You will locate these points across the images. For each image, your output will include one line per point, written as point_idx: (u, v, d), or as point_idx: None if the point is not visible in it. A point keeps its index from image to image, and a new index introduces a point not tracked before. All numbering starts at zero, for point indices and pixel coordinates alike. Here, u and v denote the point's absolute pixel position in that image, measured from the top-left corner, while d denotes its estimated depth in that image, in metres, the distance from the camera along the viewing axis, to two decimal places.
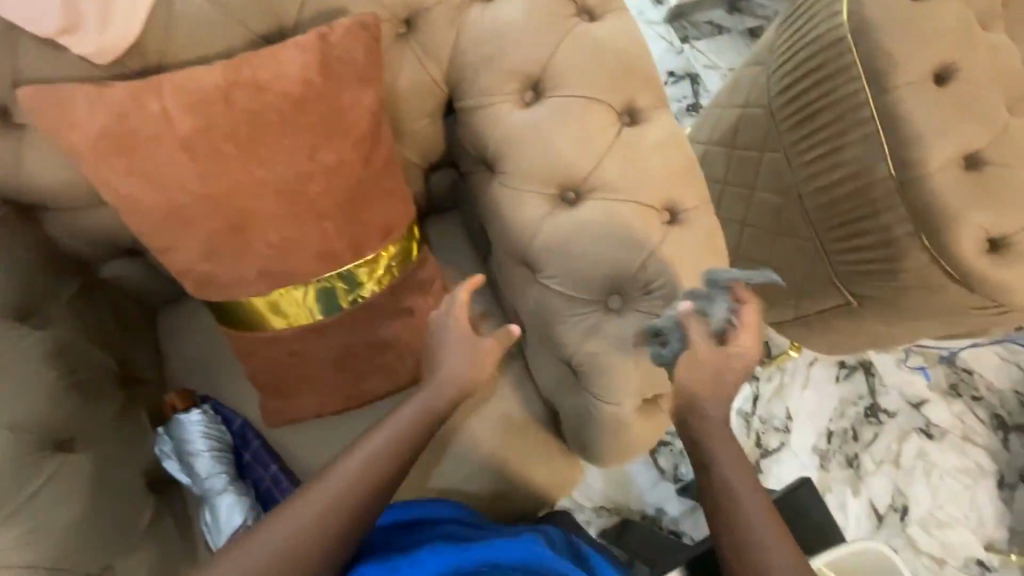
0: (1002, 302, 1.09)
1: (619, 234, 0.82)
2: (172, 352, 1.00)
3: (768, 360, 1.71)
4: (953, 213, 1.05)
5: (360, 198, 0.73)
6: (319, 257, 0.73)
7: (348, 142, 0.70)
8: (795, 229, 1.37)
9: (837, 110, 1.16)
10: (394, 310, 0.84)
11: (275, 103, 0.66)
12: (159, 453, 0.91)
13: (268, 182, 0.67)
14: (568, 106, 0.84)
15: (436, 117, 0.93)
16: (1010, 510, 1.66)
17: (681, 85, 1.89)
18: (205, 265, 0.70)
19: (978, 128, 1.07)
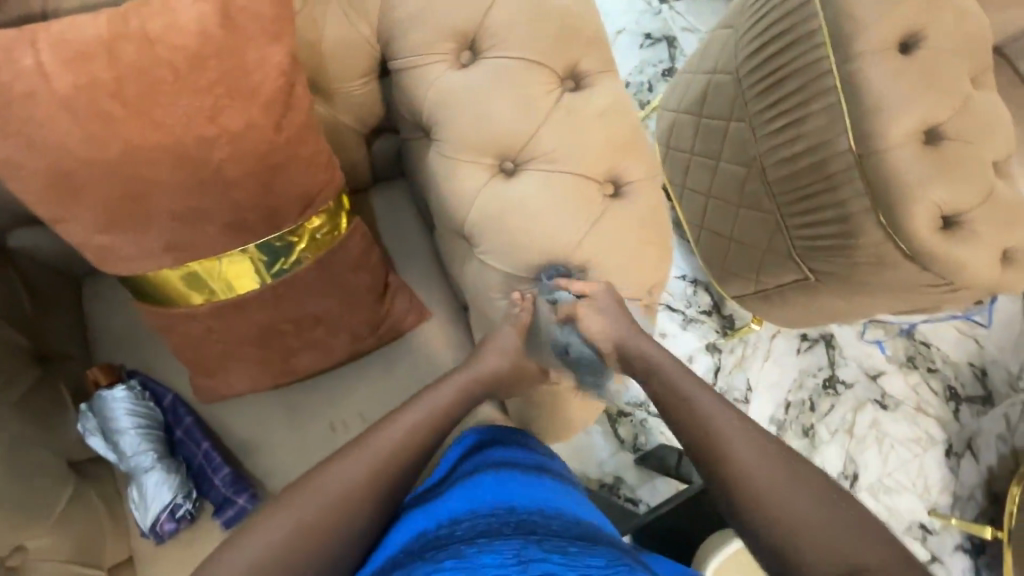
0: (954, 281, 1.08)
1: (556, 208, 0.79)
2: (98, 325, 0.96)
3: (731, 332, 1.71)
4: (910, 190, 1.02)
5: (273, 165, 0.68)
6: (230, 229, 0.69)
7: (255, 105, 0.64)
8: (756, 202, 1.34)
9: (801, 79, 1.12)
10: (323, 285, 0.80)
11: (166, 59, 0.60)
12: (82, 430, 0.86)
13: (164, 147, 0.62)
14: (508, 67, 0.78)
15: (371, 77, 0.87)
16: (955, 478, 1.71)
17: (658, 48, 1.81)
18: (103, 236, 0.66)
19: (940, 100, 1.03)
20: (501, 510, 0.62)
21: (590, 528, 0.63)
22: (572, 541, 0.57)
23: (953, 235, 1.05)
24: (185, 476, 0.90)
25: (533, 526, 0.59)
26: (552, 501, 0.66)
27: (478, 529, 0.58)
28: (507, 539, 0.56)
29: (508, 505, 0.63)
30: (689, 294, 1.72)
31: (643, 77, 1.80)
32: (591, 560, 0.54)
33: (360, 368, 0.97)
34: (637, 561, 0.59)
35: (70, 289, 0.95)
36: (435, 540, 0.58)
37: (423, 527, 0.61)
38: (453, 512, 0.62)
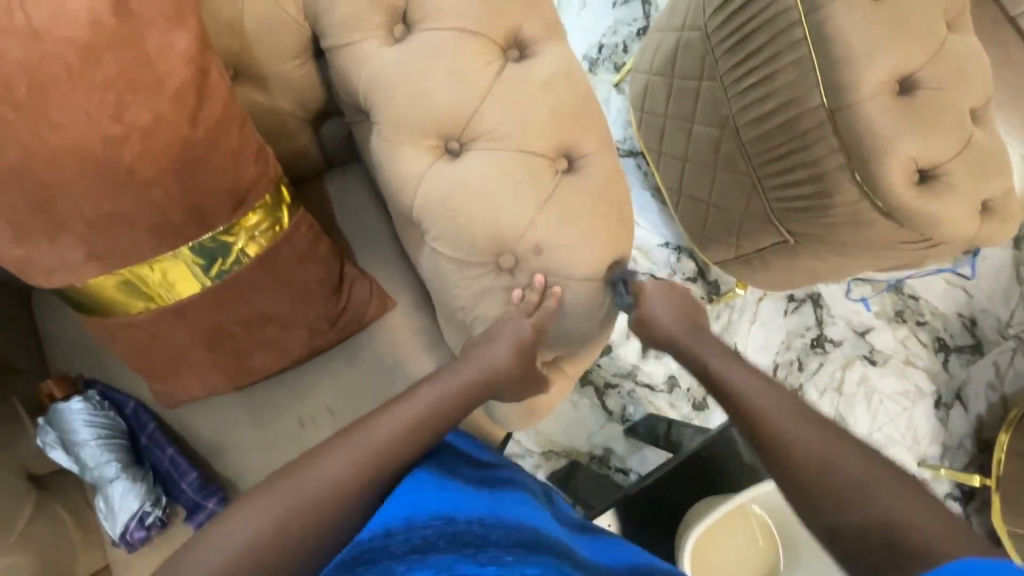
0: (932, 237, 1.05)
1: (505, 187, 0.75)
2: (51, 335, 0.93)
3: (716, 298, 1.67)
4: (883, 143, 0.98)
5: (193, 162, 0.64)
6: (155, 233, 0.66)
7: (162, 99, 0.60)
8: (732, 164, 1.29)
9: (769, 32, 1.06)
10: (268, 282, 0.77)
11: (57, 54, 0.56)
12: (42, 444, 0.84)
13: (68, 151, 0.58)
14: (442, 39, 0.74)
15: (305, 58, 0.82)
16: (945, 429, 1.72)
17: (631, 6, 1.72)
18: (20, 249, 0.62)
19: (914, 47, 0.98)
20: (438, 520, 0.61)
21: (532, 532, 0.64)
22: (508, 550, 0.58)
23: (929, 189, 1.01)
24: (153, 483, 0.89)
25: (469, 540, 0.59)
26: (494, 506, 0.65)
27: (412, 543, 0.58)
28: (438, 557, 0.56)
29: (446, 514, 0.62)
30: (673, 262, 1.68)
31: (617, 39, 1.72)
32: (523, 571, 0.55)
33: (324, 362, 0.94)
34: (575, 567, 0.60)
35: (18, 300, 0.92)
36: (367, 552, 0.57)
37: (359, 536, 0.60)
38: (388, 522, 0.61)
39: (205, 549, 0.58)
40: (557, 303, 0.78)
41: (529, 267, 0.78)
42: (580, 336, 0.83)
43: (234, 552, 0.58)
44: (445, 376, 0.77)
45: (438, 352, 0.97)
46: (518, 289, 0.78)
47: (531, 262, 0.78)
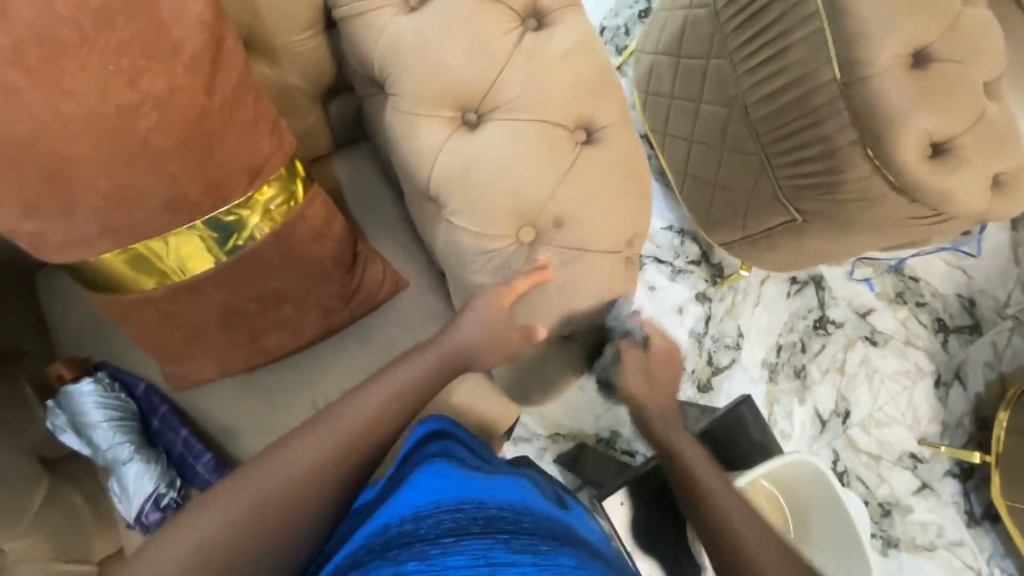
0: (943, 212, 1.05)
1: (525, 159, 0.74)
2: (55, 320, 0.90)
3: (720, 281, 1.67)
4: (896, 116, 0.97)
5: (209, 133, 0.63)
6: (171, 206, 0.64)
7: (178, 66, 0.59)
8: (740, 143, 1.29)
9: (782, 6, 1.05)
10: (282, 259, 0.75)
11: (70, 17, 0.54)
12: (52, 427, 0.83)
13: (82, 119, 0.56)
14: (458, 10, 0.72)
15: (316, 31, 0.80)
16: (944, 408, 1.74)
17: None
18: (31, 224, 0.61)
19: (928, 19, 0.97)
20: (468, 505, 0.60)
21: (560, 527, 0.63)
22: (542, 540, 0.57)
23: (942, 163, 1.01)
24: (167, 465, 0.88)
25: (502, 525, 0.58)
26: (520, 498, 0.65)
27: (443, 527, 0.57)
28: (473, 539, 0.55)
29: (477, 501, 0.61)
30: (676, 245, 1.67)
31: (619, 21, 1.69)
32: (559, 562, 0.53)
33: (336, 344, 0.93)
34: (603, 563, 0.60)
35: (20, 283, 0.89)
36: (400, 539, 0.56)
37: (388, 523, 0.59)
38: (419, 509, 0.60)
39: (205, 518, 0.59)
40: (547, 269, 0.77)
41: (548, 242, 0.77)
42: (599, 309, 0.81)
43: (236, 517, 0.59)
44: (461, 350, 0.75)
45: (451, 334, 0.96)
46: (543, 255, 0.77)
47: (550, 236, 0.77)
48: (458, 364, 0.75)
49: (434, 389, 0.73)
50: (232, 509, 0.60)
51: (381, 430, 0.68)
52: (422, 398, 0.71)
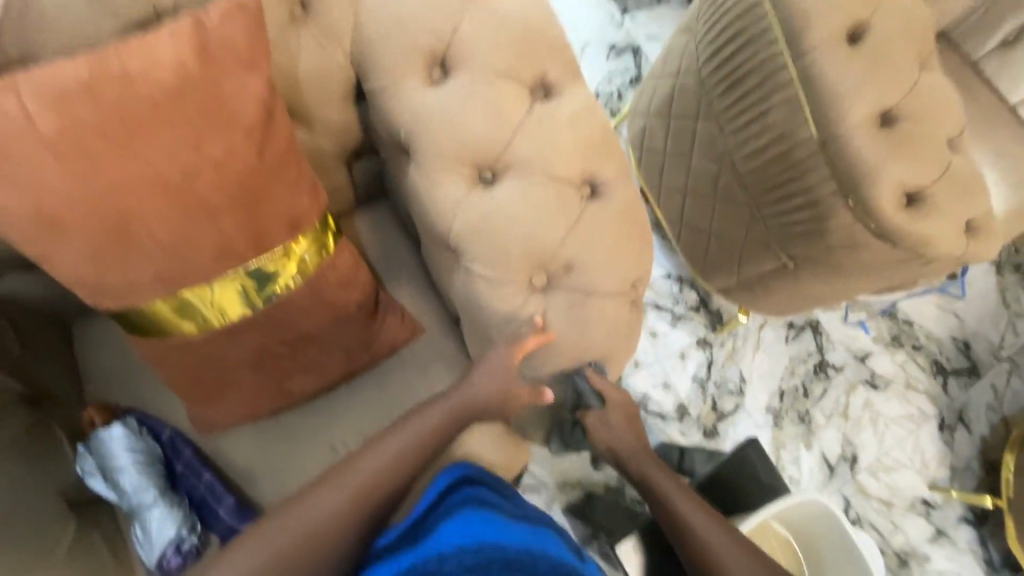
0: (924, 255, 1.13)
1: (538, 212, 0.82)
2: (92, 366, 0.93)
3: (720, 326, 1.73)
4: (871, 170, 1.06)
5: (256, 191, 0.70)
6: (219, 255, 0.70)
7: (235, 134, 0.67)
8: (731, 196, 1.38)
9: (760, 74, 1.16)
10: (312, 305, 0.81)
11: (147, 94, 0.62)
12: (81, 472, 0.86)
13: (151, 180, 0.64)
14: (476, 83, 0.82)
15: (347, 102, 0.89)
16: (951, 451, 1.75)
17: (623, 58, 1.84)
18: (93, 272, 0.67)
19: (893, 84, 1.07)
20: (486, 548, 0.62)
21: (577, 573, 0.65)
22: None
23: (918, 211, 1.09)
24: (188, 509, 0.90)
25: (520, 569, 0.60)
26: (540, 542, 0.67)
27: (465, 569, 0.59)
28: None
29: (495, 544, 0.63)
30: (675, 292, 1.74)
31: (612, 86, 1.82)
32: None
33: (356, 386, 0.97)
34: None
35: (60, 331, 0.93)
36: None
37: (413, 564, 0.61)
38: (442, 550, 0.62)
39: (252, 547, 0.69)
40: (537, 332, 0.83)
41: (559, 286, 0.84)
42: (611, 346, 0.86)
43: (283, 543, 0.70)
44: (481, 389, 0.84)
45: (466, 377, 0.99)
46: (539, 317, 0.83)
47: (561, 281, 0.83)
48: (467, 401, 0.83)
49: (456, 427, 0.82)
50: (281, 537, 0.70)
51: (400, 461, 0.78)
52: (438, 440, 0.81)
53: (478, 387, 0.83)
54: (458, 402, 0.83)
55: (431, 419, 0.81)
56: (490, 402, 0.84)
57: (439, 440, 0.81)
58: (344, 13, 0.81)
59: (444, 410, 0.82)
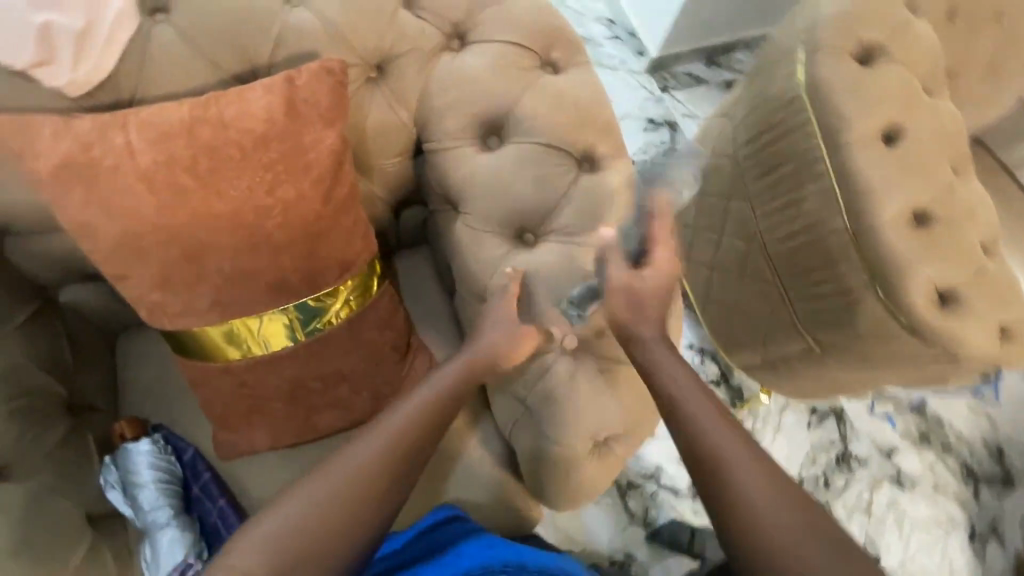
0: (956, 356, 1.12)
1: (574, 278, 0.85)
2: (132, 379, 0.97)
3: (739, 404, 1.70)
4: (904, 266, 1.07)
5: (317, 233, 0.75)
6: (273, 290, 0.75)
7: (307, 181, 0.72)
8: (760, 275, 1.40)
9: (796, 163, 1.20)
10: (350, 343, 0.84)
11: (236, 140, 0.69)
12: (104, 483, 0.88)
13: (226, 216, 0.69)
14: (527, 151, 0.87)
15: (405, 156, 0.96)
16: (982, 565, 1.64)
17: (660, 131, 1.91)
18: (158, 294, 0.71)
19: (928, 187, 1.10)
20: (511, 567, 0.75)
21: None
22: None
23: (951, 311, 1.09)
24: (198, 535, 0.90)
25: None
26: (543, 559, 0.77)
27: None
28: None
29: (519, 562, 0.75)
30: (697, 364, 1.73)
31: (647, 157, 1.88)
32: None
33: None
34: None
35: (108, 340, 0.97)
36: None
37: None
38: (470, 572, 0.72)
39: (293, 500, 0.64)
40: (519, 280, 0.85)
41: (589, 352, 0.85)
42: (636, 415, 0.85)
43: (331, 494, 0.65)
44: (491, 328, 0.83)
45: (484, 429, 0.99)
46: (556, 380, 0.84)
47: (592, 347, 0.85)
48: (473, 361, 0.82)
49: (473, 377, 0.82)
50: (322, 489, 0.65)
51: (428, 415, 0.75)
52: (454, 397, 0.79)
53: (484, 345, 0.82)
54: (466, 358, 0.82)
55: (446, 375, 0.80)
56: (502, 352, 0.83)
57: (457, 401, 0.79)
58: (414, 79, 0.89)
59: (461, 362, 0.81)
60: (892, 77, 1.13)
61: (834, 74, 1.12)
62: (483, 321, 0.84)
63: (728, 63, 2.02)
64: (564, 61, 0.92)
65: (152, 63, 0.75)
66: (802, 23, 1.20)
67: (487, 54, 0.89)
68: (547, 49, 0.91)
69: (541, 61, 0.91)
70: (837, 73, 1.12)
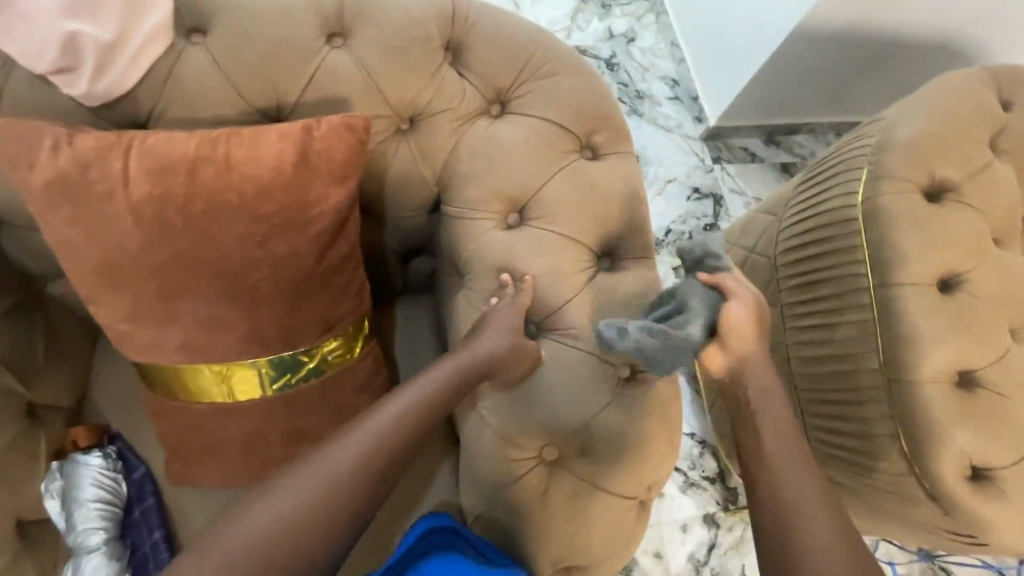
0: (979, 538, 1.00)
1: (570, 386, 0.78)
2: (102, 382, 0.94)
3: (733, 509, 1.45)
4: (938, 430, 0.97)
5: (303, 291, 0.70)
6: (247, 341, 0.70)
7: (303, 238, 0.68)
8: (779, 388, 1.30)
9: (836, 285, 1.10)
10: (318, 405, 0.78)
11: (237, 185, 0.65)
12: (44, 491, 0.83)
13: (211, 261, 0.66)
14: (546, 238, 0.82)
15: (421, 212, 0.91)
16: None
17: (703, 203, 1.80)
18: (129, 324, 0.68)
19: (980, 349, 1.00)
20: None
21: None
22: None
23: (982, 489, 0.98)
24: (126, 564, 0.84)
25: None
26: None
27: None
28: None
29: None
30: (694, 455, 1.48)
31: (684, 228, 1.76)
32: None
33: None
34: None
35: (88, 336, 0.95)
36: None
37: None
38: None
39: (259, 508, 0.58)
40: (531, 291, 0.80)
41: (568, 468, 0.78)
42: (601, 551, 0.78)
43: (292, 507, 0.58)
44: (500, 327, 0.77)
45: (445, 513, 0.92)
46: (527, 491, 0.77)
47: (572, 464, 0.78)
48: (456, 381, 0.74)
49: (453, 394, 0.73)
50: (292, 498, 0.58)
51: None
52: (425, 424, 0.70)
53: (479, 351, 0.75)
54: (454, 365, 0.75)
55: (422, 390, 0.71)
56: (501, 363, 0.75)
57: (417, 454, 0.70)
58: (444, 139, 0.84)
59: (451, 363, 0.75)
60: (959, 220, 1.03)
61: (896, 206, 1.03)
62: (484, 328, 0.77)
63: (788, 145, 1.89)
64: (605, 147, 0.87)
65: (178, 88, 0.73)
66: (872, 140, 1.10)
67: (525, 127, 0.84)
68: (590, 133, 0.86)
69: (582, 144, 0.86)
70: (901, 205, 1.03)
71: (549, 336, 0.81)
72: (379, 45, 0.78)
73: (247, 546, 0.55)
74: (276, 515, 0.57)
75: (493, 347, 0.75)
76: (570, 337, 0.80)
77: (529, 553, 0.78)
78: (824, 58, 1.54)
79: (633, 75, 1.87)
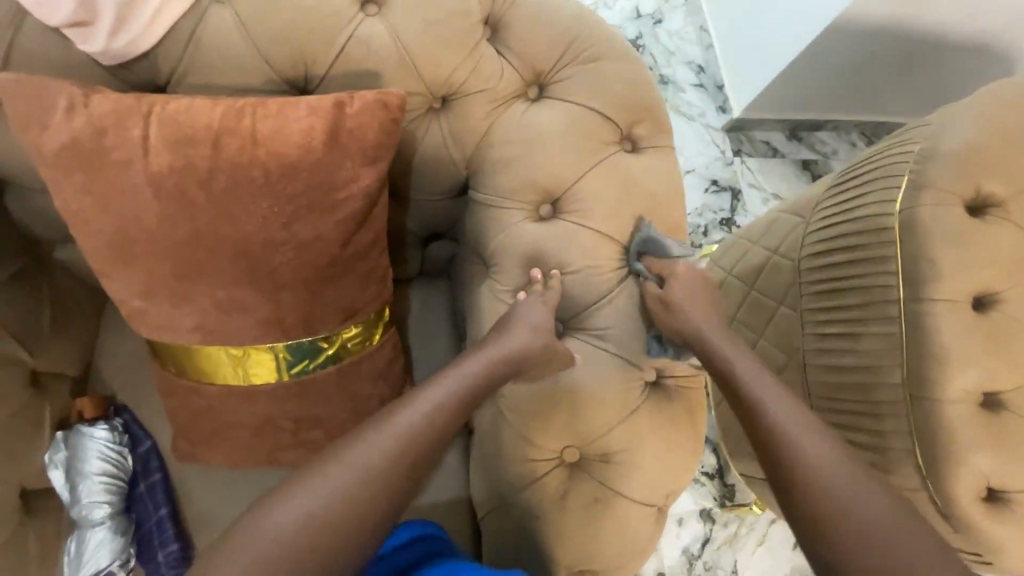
0: (986, 557, 1.00)
1: (597, 389, 0.76)
2: (108, 351, 0.92)
3: (729, 505, 1.45)
4: (960, 451, 0.95)
5: (326, 276, 0.67)
6: (265, 325, 0.67)
7: (329, 221, 0.64)
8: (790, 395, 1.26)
9: (864, 295, 1.05)
10: (333, 393, 0.75)
11: (262, 161, 0.61)
12: (48, 461, 0.81)
13: (232, 240, 0.62)
14: (578, 233, 0.78)
15: (447, 196, 0.86)
16: None
17: (721, 196, 1.75)
18: (142, 300, 0.66)
19: (1009, 372, 0.98)
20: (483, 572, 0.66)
21: None
22: None
23: (996, 511, 0.98)
24: (129, 539, 0.83)
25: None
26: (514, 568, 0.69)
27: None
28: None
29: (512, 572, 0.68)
30: None
31: (700, 221, 1.72)
32: None
33: None
34: None
35: (96, 305, 0.92)
36: None
37: None
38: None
39: (289, 504, 0.55)
40: (559, 289, 0.77)
41: (587, 471, 0.76)
42: (613, 555, 0.77)
43: (324, 505, 0.55)
44: (527, 323, 0.74)
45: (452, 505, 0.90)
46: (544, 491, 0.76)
47: (591, 467, 0.76)
48: (484, 379, 0.71)
49: (480, 391, 0.71)
50: (322, 495, 0.56)
51: None
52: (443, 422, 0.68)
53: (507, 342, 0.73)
54: (484, 360, 0.72)
55: (448, 387, 0.69)
56: (530, 363, 0.73)
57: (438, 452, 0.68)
58: (477, 121, 0.79)
59: (478, 363, 0.72)
60: (1001, 238, 1.00)
61: (938, 218, 0.99)
62: (511, 322, 0.75)
63: (811, 142, 1.82)
64: (645, 140, 0.82)
65: (200, 51, 0.69)
66: (915, 149, 1.06)
67: (563, 114, 0.79)
68: (630, 124, 0.81)
69: (621, 136, 0.81)
70: (943, 218, 0.99)
71: (578, 335, 0.79)
72: (415, 16, 0.73)
73: (279, 547, 0.52)
74: (309, 512, 0.54)
75: (519, 342, 0.73)
76: (601, 337, 0.78)
77: (542, 552, 0.77)
78: (861, 53, 1.47)
79: (659, 58, 1.80)
